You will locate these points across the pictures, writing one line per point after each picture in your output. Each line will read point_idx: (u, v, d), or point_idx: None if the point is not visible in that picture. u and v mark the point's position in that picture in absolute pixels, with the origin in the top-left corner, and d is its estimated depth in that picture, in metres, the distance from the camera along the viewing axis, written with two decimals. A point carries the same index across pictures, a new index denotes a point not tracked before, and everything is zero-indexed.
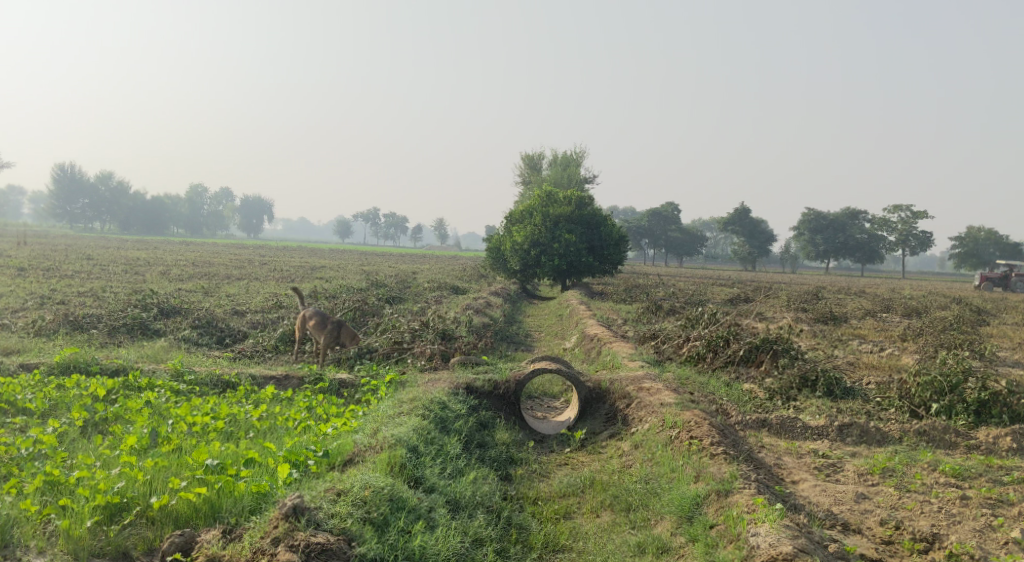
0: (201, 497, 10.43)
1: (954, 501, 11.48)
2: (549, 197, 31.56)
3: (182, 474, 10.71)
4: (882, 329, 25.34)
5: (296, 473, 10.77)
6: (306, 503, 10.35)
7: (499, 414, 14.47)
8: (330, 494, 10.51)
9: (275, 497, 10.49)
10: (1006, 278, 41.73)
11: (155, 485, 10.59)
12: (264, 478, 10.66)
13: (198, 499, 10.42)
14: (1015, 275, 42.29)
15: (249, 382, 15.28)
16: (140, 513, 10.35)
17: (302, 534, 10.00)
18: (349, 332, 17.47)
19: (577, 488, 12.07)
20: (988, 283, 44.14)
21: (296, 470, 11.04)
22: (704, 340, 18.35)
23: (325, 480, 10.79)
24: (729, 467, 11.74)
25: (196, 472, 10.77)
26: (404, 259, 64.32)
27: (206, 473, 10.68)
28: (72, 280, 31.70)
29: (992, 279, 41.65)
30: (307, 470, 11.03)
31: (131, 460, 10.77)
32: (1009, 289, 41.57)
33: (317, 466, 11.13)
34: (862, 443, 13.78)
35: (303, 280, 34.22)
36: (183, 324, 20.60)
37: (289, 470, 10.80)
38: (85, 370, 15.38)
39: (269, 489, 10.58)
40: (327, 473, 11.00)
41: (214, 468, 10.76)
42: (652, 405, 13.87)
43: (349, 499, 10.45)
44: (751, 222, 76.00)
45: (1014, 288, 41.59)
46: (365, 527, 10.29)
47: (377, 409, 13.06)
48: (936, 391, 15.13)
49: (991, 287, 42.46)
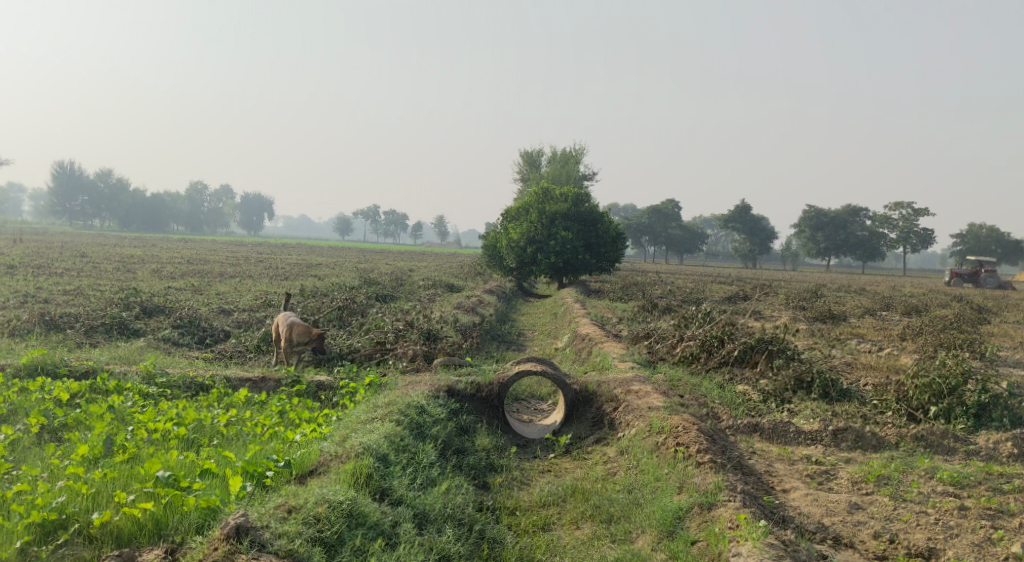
0: (146, 513, 9.91)
1: (952, 512, 10.92)
2: (546, 194, 30.94)
3: (129, 488, 10.19)
4: (882, 328, 24.74)
5: (250, 487, 10.24)
6: (253, 522, 9.83)
7: (481, 418, 13.92)
8: (281, 511, 9.99)
9: (224, 514, 9.97)
10: (976, 274, 41.54)
11: (98, 500, 10.07)
12: (214, 492, 10.14)
13: (143, 515, 9.90)
14: (985, 271, 42.11)
15: (223, 384, 14.70)
16: (79, 530, 9.82)
17: (243, 558, 9.52)
18: (299, 330, 16.30)
19: (558, 497, 11.52)
20: (957, 279, 44.02)
21: (253, 481, 10.51)
22: (698, 340, 17.82)
23: (282, 494, 10.27)
24: (715, 477, 11.21)
25: (145, 484, 10.26)
26: (405, 256, 63.68)
27: (154, 486, 10.16)
28: (61, 277, 31.07)
29: (960, 274, 41.48)
30: (263, 482, 10.50)
31: (77, 472, 10.26)
32: (980, 285, 41.39)
33: (276, 478, 10.61)
34: (857, 449, 13.25)
35: (295, 277, 33.60)
36: (165, 324, 19.99)
37: (242, 484, 10.27)
38: (53, 372, 14.80)
39: (218, 504, 10.06)
40: (285, 487, 10.47)
41: (164, 481, 10.24)
42: (640, 409, 13.30)
43: (300, 517, 9.96)
44: (751, 219, 75.45)
45: (983, 284, 41.39)
46: (315, 548, 9.79)
47: (351, 414, 12.49)
48: (935, 393, 14.55)
49: (963, 283, 42.33)
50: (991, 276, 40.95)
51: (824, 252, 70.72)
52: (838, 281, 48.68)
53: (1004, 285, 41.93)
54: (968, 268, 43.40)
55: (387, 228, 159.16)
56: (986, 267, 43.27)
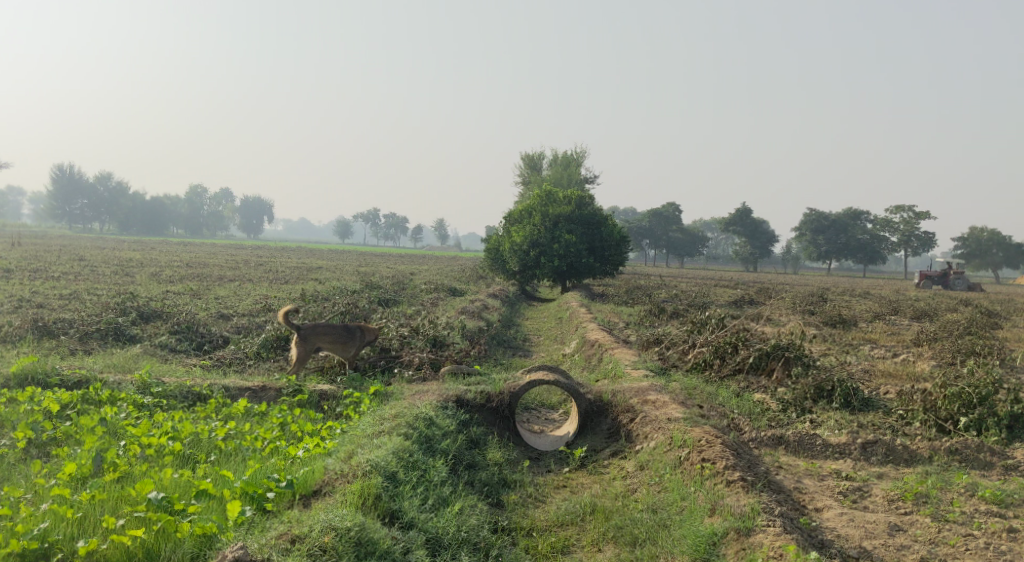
0: (137, 541, 9.25)
1: (1000, 535, 10.33)
2: (549, 197, 30.27)
3: (120, 512, 9.54)
4: (894, 333, 24.06)
5: (248, 512, 9.57)
6: (252, 555, 9.19)
7: (492, 430, 13.26)
8: (283, 542, 9.33)
9: (221, 543, 9.32)
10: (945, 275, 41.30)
11: (85, 526, 9.43)
12: (211, 518, 9.49)
13: (133, 543, 9.25)
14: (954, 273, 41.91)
15: (221, 393, 14.02)
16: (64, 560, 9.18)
17: None
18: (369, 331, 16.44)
19: (577, 516, 10.89)
20: (928, 280, 43.77)
21: (253, 504, 9.85)
22: (711, 346, 17.14)
23: (284, 519, 9.62)
24: (748, 498, 10.57)
25: (137, 507, 9.61)
26: (408, 259, 63.16)
27: (147, 510, 9.51)
28: (57, 282, 30.43)
29: (931, 277, 41.09)
30: (263, 506, 9.83)
31: (64, 494, 9.63)
32: (949, 286, 41.18)
33: (277, 500, 9.94)
34: (888, 463, 12.59)
35: (296, 282, 32.94)
36: (161, 329, 19.33)
37: (241, 509, 9.60)
38: (44, 382, 14.14)
39: (215, 532, 9.41)
40: (287, 512, 9.82)
41: (158, 503, 9.60)
42: (659, 421, 12.62)
43: (304, 548, 9.30)
44: (752, 222, 74.81)
45: (952, 286, 41.14)
46: None
47: (356, 426, 11.83)
48: (965, 404, 13.81)
49: (930, 284, 42.14)
50: (962, 278, 40.64)
51: (824, 256, 69.99)
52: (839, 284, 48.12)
53: (973, 285, 41.72)
54: (938, 269, 43.00)
55: (387, 232, 158.60)
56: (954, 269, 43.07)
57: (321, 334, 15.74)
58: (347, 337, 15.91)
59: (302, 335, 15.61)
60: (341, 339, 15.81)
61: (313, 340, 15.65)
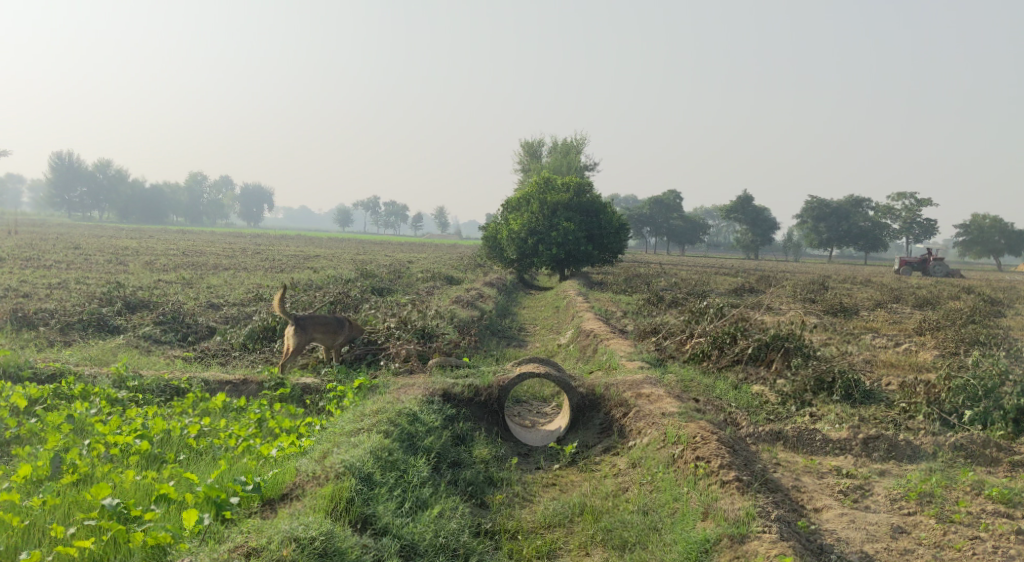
0: (85, 552, 8.90)
1: (1009, 537, 9.85)
2: (547, 184, 29.67)
3: (70, 521, 9.19)
4: (896, 322, 23.51)
5: (206, 520, 9.19)
6: None
7: (479, 425, 12.75)
8: (240, 553, 8.90)
9: (172, 556, 8.94)
10: (924, 262, 41.07)
11: (31, 537, 9.08)
12: (165, 528, 9.09)
13: (81, 554, 8.90)
14: (933, 259, 41.65)
15: (200, 387, 13.51)
16: None
17: None
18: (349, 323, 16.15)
19: (565, 517, 10.41)
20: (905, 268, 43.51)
21: (215, 511, 9.43)
22: (708, 336, 16.59)
23: (244, 527, 9.20)
24: (743, 501, 10.09)
25: (89, 514, 9.25)
26: (408, 248, 62.53)
27: (99, 518, 9.15)
28: (48, 271, 29.86)
29: (910, 264, 40.84)
30: (224, 513, 9.40)
31: (13, 500, 9.27)
32: (929, 273, 40.97)
33: (240, 506, 9.51)
34: (891, 460, 12.08)
35: (292, 271, 32.38)
36: (146, 320, 18.75)
37: (198, 517, 9.20)
38: (16, 376, 13.60)
39: (168, 541, 9.03)
40: (250, 519, 9.39)
41: (112, 510, 9.25)
42: (652, 416, 12.09)
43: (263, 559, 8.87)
44: (753, 210, 74.13)
45: (931, 272, 40.84)
46: None
47: (335, 423, 11.32)
48: (970, 396, 13.25)
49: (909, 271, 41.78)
50: (941, 265, 40.24)
51: (824, 243, 69.22)
52: (839, 272, 47.57)
53: (951, 272, 41.46)
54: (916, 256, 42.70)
55: (387, 220, 157.91)
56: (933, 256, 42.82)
57: (317, 324, 15.27)
58: (340, 326, 15.56)
59: (303, 325, 15.05)
60: (336, 327, 15.46)
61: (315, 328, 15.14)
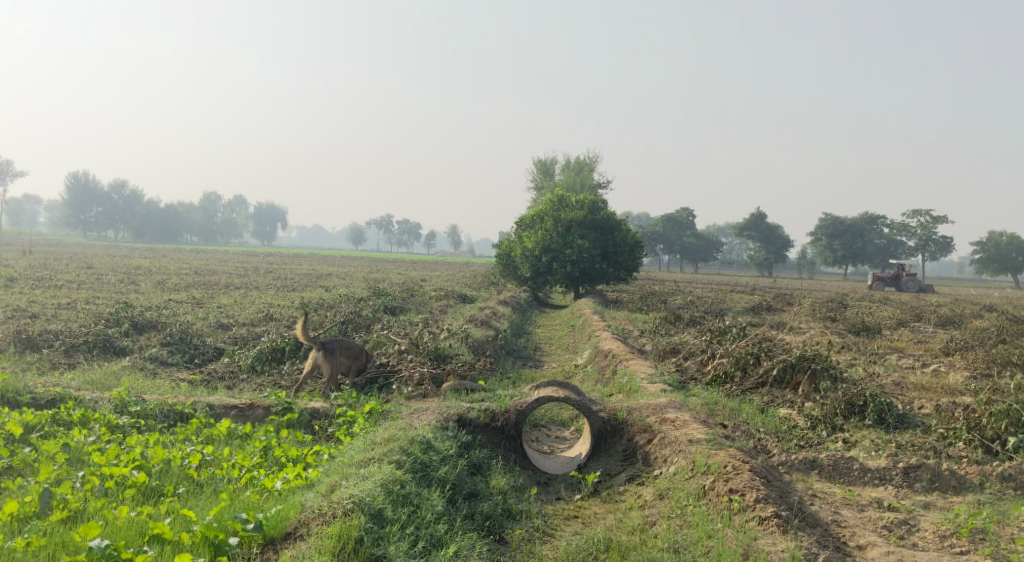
0: None
1: None
2: (561, 201, 29.02)
3: None
4: (921, 342, 22.75)
5: None
6: None
7: (496, 452, 12.04)
8: None
9: None
10: (898, 277, 40.82)
11: None
12: None
13: None
14: (906, 276, 41.30)
15: (205, 412, 12.87)
16: None
17: None
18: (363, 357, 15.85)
19: (589, 554, 9.78)
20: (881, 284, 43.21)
21: (213, 552, 8.98)
22: (731, 357, 15.89)
23: None
24: (786, 542, 9.58)
25: (77, 557, 8.74)
26: (425, 267, 61.81)
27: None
28: (59, 291, 29.32)
29: (883, 280, 40.49)
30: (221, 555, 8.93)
31: None
32: (902, 288, 40.74)
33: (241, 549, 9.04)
34: (934, 491, 11.37)
35: (305, 290, 31.77)
36: (152, 340, 18.12)
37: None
38: (14, 401, 12.96)
39: None
40: None
41: (101, 552, 8.75)
42: (679, 443, 11.38)
43: None
44: (767, 227, 73.29)
45: (905, 288, 40.65)
46: None
47: (345, 452, 10.71)
48: (1013, 422, 12.47)
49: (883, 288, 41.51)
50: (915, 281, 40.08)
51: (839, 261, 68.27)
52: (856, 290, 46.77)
53: (924, 287, 41.21)
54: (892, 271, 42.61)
55: (400, 238, 157.59)
56: (906, 271, 42.63)
57: (340, 348, 14.99)
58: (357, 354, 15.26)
59: (326, 346, 14.77)
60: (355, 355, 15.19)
61: (337, 351, 14.86)
